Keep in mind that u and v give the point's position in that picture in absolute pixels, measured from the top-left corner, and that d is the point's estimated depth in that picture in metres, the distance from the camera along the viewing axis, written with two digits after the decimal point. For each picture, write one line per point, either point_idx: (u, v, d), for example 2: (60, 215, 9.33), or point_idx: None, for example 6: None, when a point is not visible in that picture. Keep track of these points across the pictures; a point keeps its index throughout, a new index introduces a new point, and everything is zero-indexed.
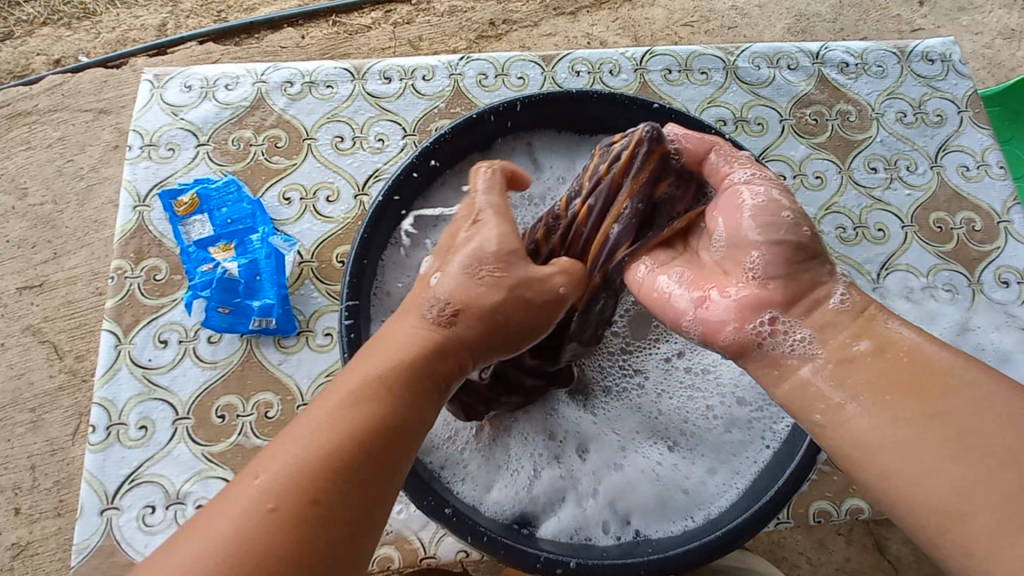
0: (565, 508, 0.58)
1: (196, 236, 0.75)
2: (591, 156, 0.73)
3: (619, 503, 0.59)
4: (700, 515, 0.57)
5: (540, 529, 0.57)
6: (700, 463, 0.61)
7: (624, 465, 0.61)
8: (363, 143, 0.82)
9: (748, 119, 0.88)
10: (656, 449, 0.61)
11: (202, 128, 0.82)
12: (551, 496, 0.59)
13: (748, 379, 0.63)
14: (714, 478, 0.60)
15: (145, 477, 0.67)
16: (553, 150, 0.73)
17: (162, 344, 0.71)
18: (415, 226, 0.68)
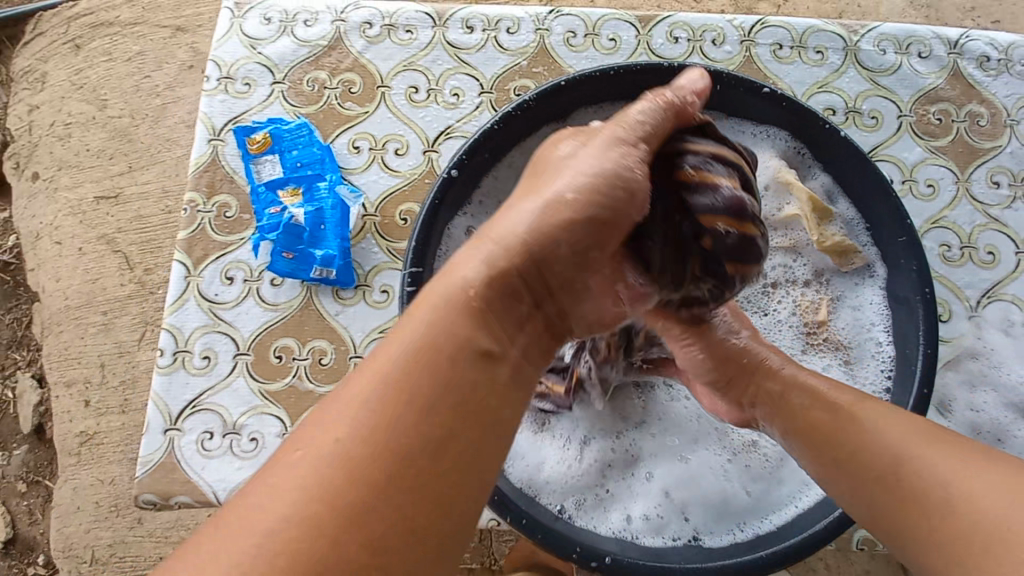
0: (615, 501, 0.59)
1: (267, 177, 0.75)
2: None
3: (676, 496, 0.59)
4: (753, 527, 0.56)
5: (589, 516, 0.58)
6: (764, 478, 0.59)
7: (687, 459, 0.61)
8: (438, 97, 0.79)
9: (861, 110, 0.77)
10: (721, 450, 0.61)
11: (279, 64, 0.80)
12: (603, 487, 0.60)
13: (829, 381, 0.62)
14: (777, 492, 0.58)
15: (205, 405, 0.70)
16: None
17: (228, 280, 0.73)
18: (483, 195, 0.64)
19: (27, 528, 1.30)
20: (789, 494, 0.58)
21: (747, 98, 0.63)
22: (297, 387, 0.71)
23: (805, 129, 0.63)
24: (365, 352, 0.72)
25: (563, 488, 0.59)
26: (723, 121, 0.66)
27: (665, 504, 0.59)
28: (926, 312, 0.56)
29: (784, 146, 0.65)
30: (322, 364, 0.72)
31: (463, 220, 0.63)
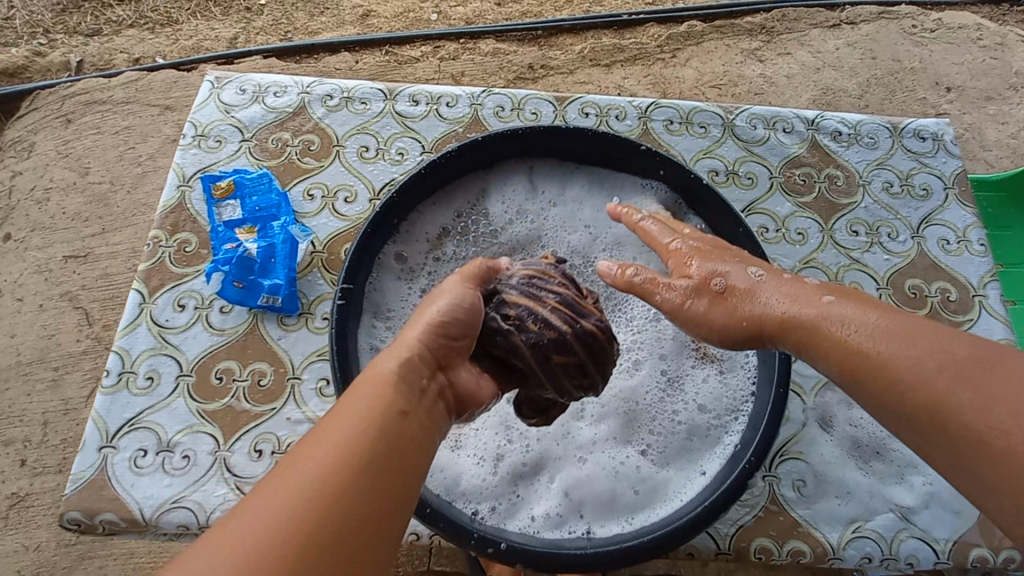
0: (521, 501, 0.64)
1: (227, 218, 0.84)
2: (581, 184, 0.81)
3: (574, 495, 0.64)
4: (640, 519, 0.62)
5: (495, 515, 0.62)
6: (655, 477, 0.65)
7: (587, 462, 0.67)
8: (385, 155, 0.92)
9: (739, 172, 0.95)
10: (623, 452, 0.67)
11: (248, 126, 0.93)
12: (514, 489, 0.65)
13: (711, 389, 0.70)
14: (663, 488, 0.64)
15: (143, 423, 0.74)
16: (550, 176, 0.80)
17: (180, 308, 0.80)
18: (409, 229, 0.74)
19: None
20: (673, 490, 0.64)
21: (630, 156, 0.77)
22: (234, 407, 0.76)
23: (677, 182, 0.77)
24: (302, 374, 0.78)
25: (473, 491, 0.63)
26: (615, 175, 0.80)
27: (563, 503, 0.64)
28: None
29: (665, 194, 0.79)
30: (259, 385, 0.77)
31: (394, 247, 0.73)
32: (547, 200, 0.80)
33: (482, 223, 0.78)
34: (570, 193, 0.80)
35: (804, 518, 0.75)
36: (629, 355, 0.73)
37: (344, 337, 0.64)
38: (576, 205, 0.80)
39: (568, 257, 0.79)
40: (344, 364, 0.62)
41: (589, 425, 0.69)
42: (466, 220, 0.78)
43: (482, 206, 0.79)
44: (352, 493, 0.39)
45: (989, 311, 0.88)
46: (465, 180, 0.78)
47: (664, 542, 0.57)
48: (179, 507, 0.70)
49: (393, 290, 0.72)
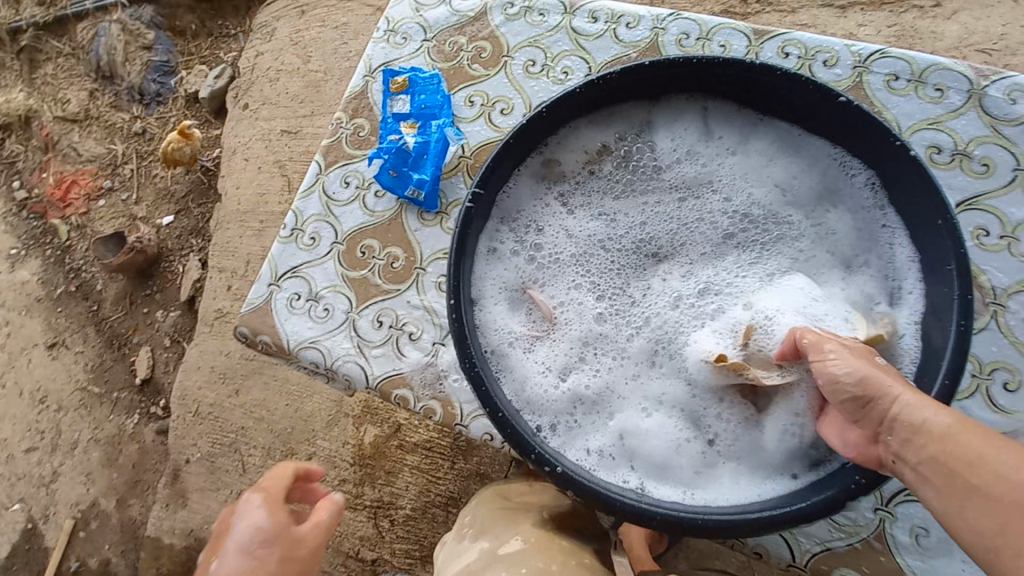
0: (580, 431, 0.65)
1: (396, 110, 0.92)
2: (764, 138, 0.72)
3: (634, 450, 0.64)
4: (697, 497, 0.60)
5: (557, 439, 0.64)
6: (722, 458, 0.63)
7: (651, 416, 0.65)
8: (549, 72, 0.90)
9: (971, 155, 0.75)
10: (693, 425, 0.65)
11: (432, 27, 0.97)
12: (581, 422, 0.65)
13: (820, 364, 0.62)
14: (725, 471, 0.62)
15: (301, 273, 0.88)
16: (731, 123, 0.73)
17: (345, 184, 0.91)
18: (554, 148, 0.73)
19: (162, 375, 1.62)
20: (740, 483, 0.61)
21: (823, 110, 0.65)
22: (369, 279, 0.86)
23: (873, 149, 0.64)
24: (429, 266, 0.85)
25: (542, 410, 0.65)
26: (806, 135, 0.70)
27: (624, 452, 0.64)
28: (955, 346, 0.55)
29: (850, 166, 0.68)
30: (392, 267, 0.86)
31: (540, 157, 0.73)
32: (721, 147, 0.73)
33: (647, 153, 0.74)
34: (751, 146, 0.72)
35: (911, 570, 0.64)
36: (716, 300, 0.67)
37: (469, 230, 0.67)
38: (766, 161, 0.72)
39: (747, 205, 0.71)
40: (460, 259, 0.65)
41: (669, 384, 0.66)
42: (624, 145, 0.74)
43: (649, 136, 0.74)
44: None
45: None
46: (631, 108, 0.74)
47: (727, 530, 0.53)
48: (314, 348, 0.84)
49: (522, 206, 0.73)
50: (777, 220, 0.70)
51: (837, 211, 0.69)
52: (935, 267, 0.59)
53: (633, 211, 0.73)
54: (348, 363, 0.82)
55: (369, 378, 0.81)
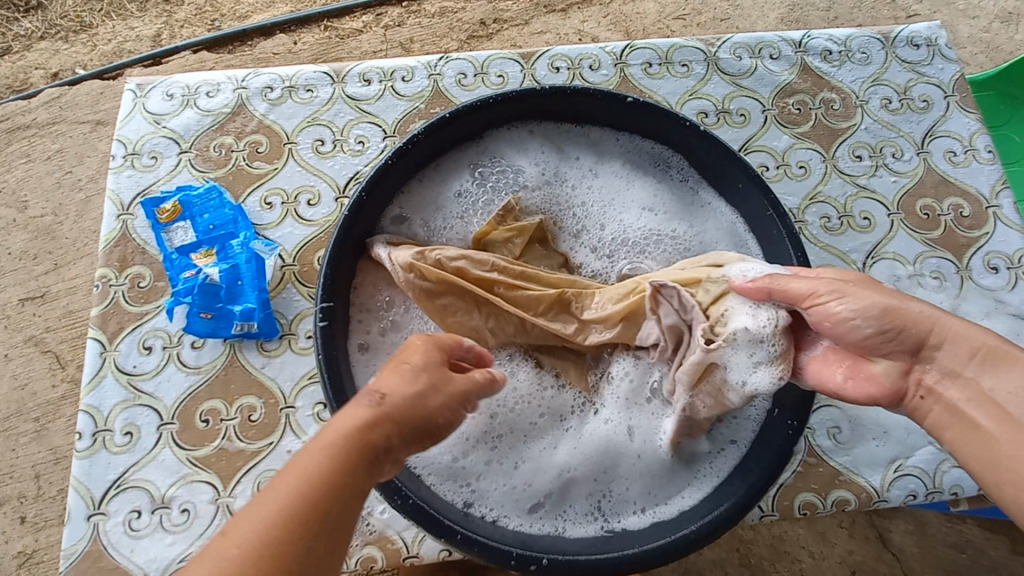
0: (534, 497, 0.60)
1: (179, 243, 0.75)
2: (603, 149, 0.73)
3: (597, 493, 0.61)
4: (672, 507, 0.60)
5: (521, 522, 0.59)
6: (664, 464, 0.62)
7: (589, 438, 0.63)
8: (343, 146, 0.82)
9: (730, 110, 0.87)
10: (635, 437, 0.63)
11: (183, 135, 0.82)
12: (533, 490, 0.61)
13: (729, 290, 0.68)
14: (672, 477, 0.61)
15: (131, 482, 0.68)
16: (575, 138, 0.73)
17: (146, 350, 0.72)
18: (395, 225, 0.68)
19: None
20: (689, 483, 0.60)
21: (614, 112, 0.70)
22: (226, 449, 0.69)
23: (694, 139, 0.68)
24: (297, 400, 0.71)
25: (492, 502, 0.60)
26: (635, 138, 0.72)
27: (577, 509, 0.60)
28: None
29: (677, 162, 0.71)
30: (251, 422, 0.70)
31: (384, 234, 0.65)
32: (581, 167, 0.73)
33: (513, 178, 0.72)
34: (607, 166, 0.73)
35: (845, 466, 0.72)
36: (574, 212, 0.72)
37: (335, 344, 0.59)
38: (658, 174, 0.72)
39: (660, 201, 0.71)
40: (336, 379, 0.58)
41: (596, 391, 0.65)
42: (483, 185, 0.71)
43: (514, 167, 0.72)
44: (288, 526, 0.35)
45: (1005, 222, 0.84)
46: (459, 156, 0.71)
47: (708, 533, 0.54)
48: None
49: (378, 296, 0.66)
50: (629, 227, 0.71)
51: (679, 209, 0.71)
52: (756, 218, 0.66)
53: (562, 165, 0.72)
54: None
55: None
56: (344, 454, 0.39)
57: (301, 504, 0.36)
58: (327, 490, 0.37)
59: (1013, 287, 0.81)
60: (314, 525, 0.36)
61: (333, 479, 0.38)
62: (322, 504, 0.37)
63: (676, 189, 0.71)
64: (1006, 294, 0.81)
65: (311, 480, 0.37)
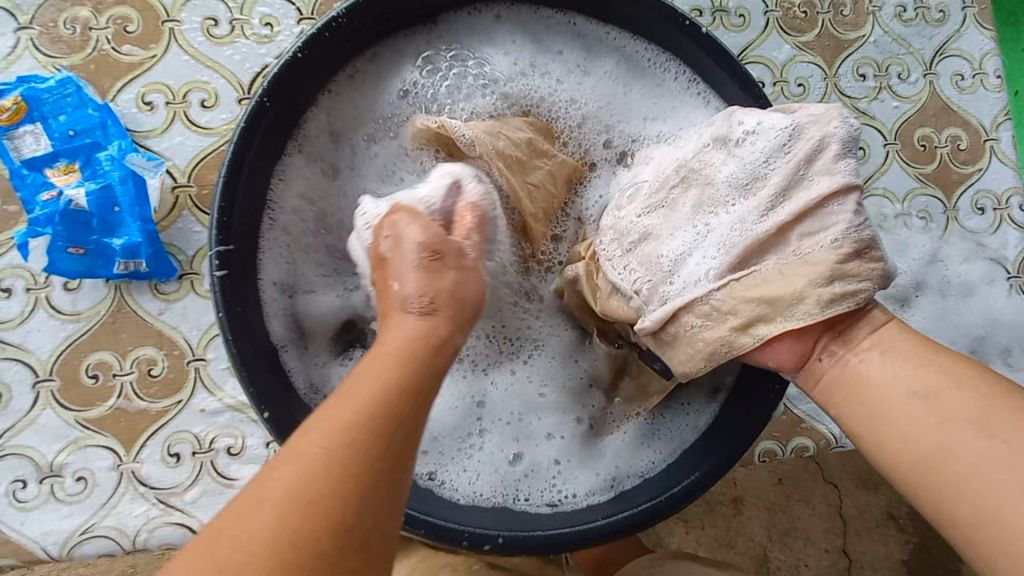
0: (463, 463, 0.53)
1: (28, 154, 0.57)
2: (576, 45, 0.57)
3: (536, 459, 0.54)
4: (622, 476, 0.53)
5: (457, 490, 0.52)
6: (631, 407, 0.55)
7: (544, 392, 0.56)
8: (246, 29, 0.63)
9: (727, 9, 0.73)
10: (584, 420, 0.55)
11: (21, 4, 0.61)
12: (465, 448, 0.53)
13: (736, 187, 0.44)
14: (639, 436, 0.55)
15: (8, 450, 0.57)
16: (559, 31, 0.57)
17: (5, 293, 0.58)
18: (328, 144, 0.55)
19: None
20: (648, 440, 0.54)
21: None
22: (124, 409, 0.59)
23: (701, 39, 0.52)
24: (206, 352, 0.60)
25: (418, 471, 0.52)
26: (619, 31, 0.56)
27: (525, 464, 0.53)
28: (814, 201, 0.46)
29: (676, 72, 0.56)
30: (152, 377, 0.59)
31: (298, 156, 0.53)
32: (566, 64, 0.57)
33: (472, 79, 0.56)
34: (597, 66, 0.57)
35: (807, 414, 0.70)
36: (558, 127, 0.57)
37: (237, 300, 0.47)
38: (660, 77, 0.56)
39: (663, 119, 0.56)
40: (243, 342, 0.47)
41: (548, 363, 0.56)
42: (434, 77, 0.56)
43: (475, 52, 0.56)
44: (323, 468, 0.28)
45: (1000, 158, 0.78)
46: (398, 48, 0.55)
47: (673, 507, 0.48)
48: (92, 538, 0.57)
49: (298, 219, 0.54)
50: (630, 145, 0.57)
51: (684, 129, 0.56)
52: None
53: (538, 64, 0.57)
54: (158, 531, 0.58)
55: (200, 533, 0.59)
56: (360, 397, 0.30)
57: (372, 414, 0.30)
58: (392, 404, 0.31)
59: (995, 230, 0.77)
60: (355, 461, 0.29)
61: (383, 399, 0.31)
62: (366, 438, 0.29)
63: (677, 107, 0.56)
64: (988, 237, 0.77)
65: (337, 402, 0.31)
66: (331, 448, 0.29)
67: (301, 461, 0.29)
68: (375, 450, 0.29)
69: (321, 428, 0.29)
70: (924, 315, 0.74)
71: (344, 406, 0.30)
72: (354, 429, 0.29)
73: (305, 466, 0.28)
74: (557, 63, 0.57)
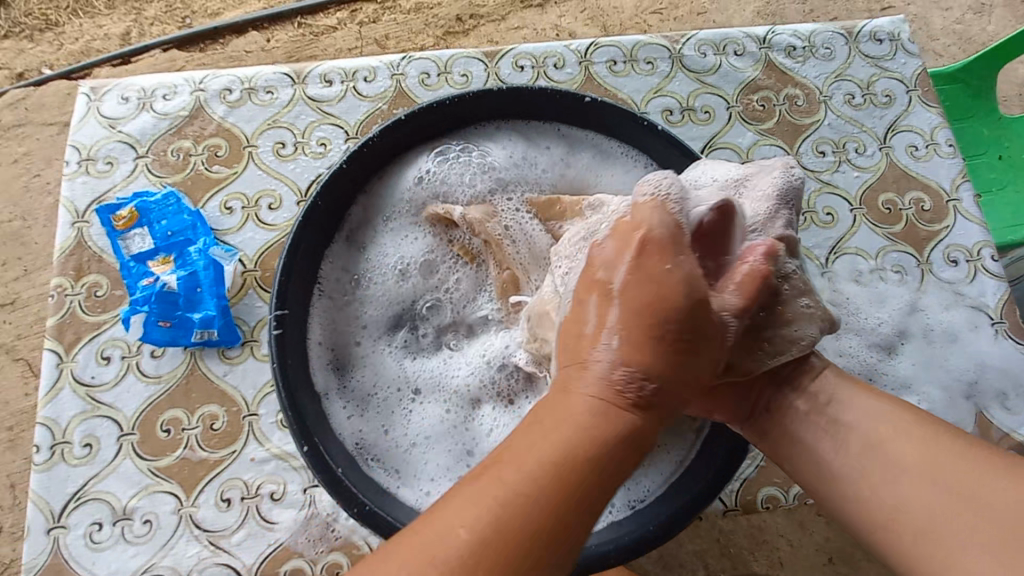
0: None
1: (136, 250, 0.74)
2: (560, 148, 0.72)
3: None
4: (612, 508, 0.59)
5: None
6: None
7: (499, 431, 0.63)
8: (305, 148, 0.81)
9: (695, 107, 0.87)
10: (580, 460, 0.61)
11: (140, 140, 0.81)
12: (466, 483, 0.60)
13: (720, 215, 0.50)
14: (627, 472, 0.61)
15: (91, 494, 0.67)
16: (547, 137, 0.72)
17: (104, 360, 0.71)
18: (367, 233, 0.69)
19: None
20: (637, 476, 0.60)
21: (567, 111, 0.70)
22: (189, 458, 0.69)
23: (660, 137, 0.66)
24: (260, 408, 0.71)
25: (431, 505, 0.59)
26: (594, 135, 0.71)
27: None
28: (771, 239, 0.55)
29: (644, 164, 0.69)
30: (213, 430, 0.70)
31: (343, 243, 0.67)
32: (553, 157, 0.72)
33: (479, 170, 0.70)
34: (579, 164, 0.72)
35: None
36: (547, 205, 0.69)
37: (288, 354, 0.58)
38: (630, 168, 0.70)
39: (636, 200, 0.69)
40: (292, 388, 0.57)
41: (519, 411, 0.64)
42: (444, 165, 0.69)
43: (477, 147, 0.71)
44: (525, 524, 0.36)
45: (964, 216, 0.85)
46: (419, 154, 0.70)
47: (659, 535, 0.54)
48: None
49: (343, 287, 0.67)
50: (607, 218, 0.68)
51: None
52: None
53: (530, 165, 0.72)
54: (207, 571, 0.65)
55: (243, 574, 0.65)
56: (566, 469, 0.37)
57: (526, 509, 0.36)
58: (559, 479, 0.37)
59: (972, 279, 0.82)
60: (526, 531, 0.36)
61: (556, 484, 0.37)
62: (560, 508, 0.37)
63: None
64: (966, 286, 0.82)
65: (544, 477, 0.37)
66: (506, 520, 0.36)
67: (435, 543, 0.35)
68: (543, 521, 0.36)
69: (550, 487, 0.37)
70: (912, 361, 0.78)
71: (504, 482, 0.37)
72: (524, 505, 0.36)
73: (472, 539, 0.35)
74: (547, 163, 0.72)
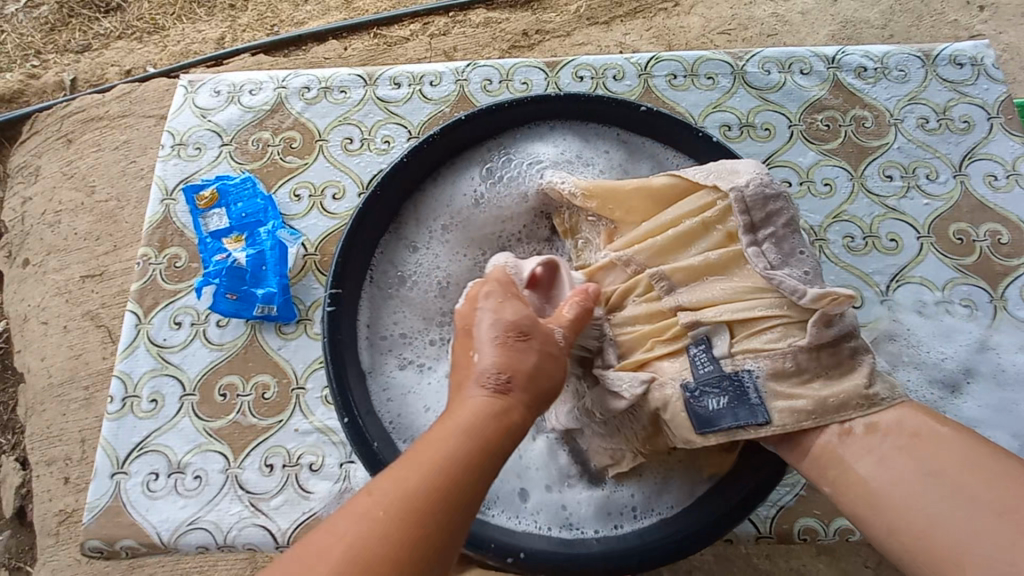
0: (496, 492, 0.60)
1: (214, 228, 0.81)
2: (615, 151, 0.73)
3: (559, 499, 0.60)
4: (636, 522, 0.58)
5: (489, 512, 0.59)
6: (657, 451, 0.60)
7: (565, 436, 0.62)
8: (371, 144, 0.86)
9: (755, 124, 0.86)
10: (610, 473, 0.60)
11: (226, 129, 0.89)
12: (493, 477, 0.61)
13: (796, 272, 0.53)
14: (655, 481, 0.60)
15: (152, 446, 0.73)
16: (604, 139, 0.73)
17: (176, 325, 0.78)
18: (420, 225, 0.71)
19: None
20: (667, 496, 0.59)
21: (621, 114, 0.71)
22: (240, 423, 0.73)
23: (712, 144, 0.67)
24: (307, 383, 0.75)
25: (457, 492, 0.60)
26: (649, 138, 0.71)
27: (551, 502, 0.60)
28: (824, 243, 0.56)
29: None
30: (264, 399, 0.74)
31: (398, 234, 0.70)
32: (609, 150, 0.73)
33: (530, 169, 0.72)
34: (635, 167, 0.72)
35: None
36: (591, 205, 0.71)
37: (338, 329, 0.62)
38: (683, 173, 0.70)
39: None
40: (340, 363, 0.61)
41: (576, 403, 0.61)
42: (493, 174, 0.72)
43: (530, 149, 0.73)
44: (435, 516, 0.37)
45: None
46: (473, 151, 0.72)
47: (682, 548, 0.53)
48: (196, 528, 0.69)
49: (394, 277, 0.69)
50: None
51: None
52: None
53: (584, 166, 0.72)
54: (246, 530, 0.69)
55: (277, 537, 0.69)
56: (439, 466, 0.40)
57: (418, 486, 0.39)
58: (437, 476, 0.39)
59: None
60: (402, 518, 0.37)
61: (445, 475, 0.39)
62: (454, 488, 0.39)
63: None
64: None
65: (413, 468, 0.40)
66: (406, 496, 0.38)
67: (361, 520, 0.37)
68: (424, 503, 0.38)
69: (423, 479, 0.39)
70: (977, 402, 0.73)
71: (395, 479, 0.39)
72: (391, 503, 0.37)
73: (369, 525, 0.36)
74: (602, 163, 0.72)
